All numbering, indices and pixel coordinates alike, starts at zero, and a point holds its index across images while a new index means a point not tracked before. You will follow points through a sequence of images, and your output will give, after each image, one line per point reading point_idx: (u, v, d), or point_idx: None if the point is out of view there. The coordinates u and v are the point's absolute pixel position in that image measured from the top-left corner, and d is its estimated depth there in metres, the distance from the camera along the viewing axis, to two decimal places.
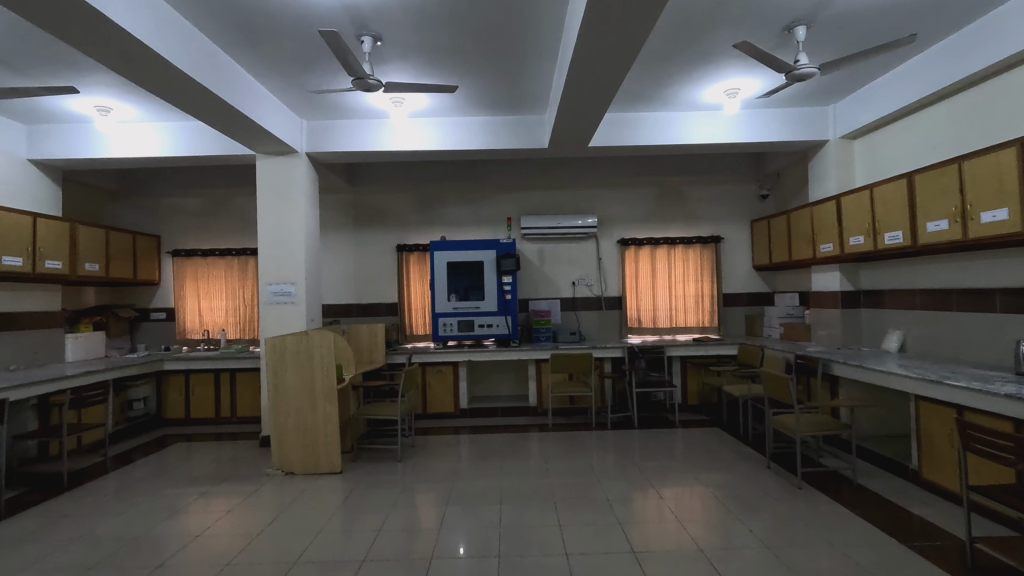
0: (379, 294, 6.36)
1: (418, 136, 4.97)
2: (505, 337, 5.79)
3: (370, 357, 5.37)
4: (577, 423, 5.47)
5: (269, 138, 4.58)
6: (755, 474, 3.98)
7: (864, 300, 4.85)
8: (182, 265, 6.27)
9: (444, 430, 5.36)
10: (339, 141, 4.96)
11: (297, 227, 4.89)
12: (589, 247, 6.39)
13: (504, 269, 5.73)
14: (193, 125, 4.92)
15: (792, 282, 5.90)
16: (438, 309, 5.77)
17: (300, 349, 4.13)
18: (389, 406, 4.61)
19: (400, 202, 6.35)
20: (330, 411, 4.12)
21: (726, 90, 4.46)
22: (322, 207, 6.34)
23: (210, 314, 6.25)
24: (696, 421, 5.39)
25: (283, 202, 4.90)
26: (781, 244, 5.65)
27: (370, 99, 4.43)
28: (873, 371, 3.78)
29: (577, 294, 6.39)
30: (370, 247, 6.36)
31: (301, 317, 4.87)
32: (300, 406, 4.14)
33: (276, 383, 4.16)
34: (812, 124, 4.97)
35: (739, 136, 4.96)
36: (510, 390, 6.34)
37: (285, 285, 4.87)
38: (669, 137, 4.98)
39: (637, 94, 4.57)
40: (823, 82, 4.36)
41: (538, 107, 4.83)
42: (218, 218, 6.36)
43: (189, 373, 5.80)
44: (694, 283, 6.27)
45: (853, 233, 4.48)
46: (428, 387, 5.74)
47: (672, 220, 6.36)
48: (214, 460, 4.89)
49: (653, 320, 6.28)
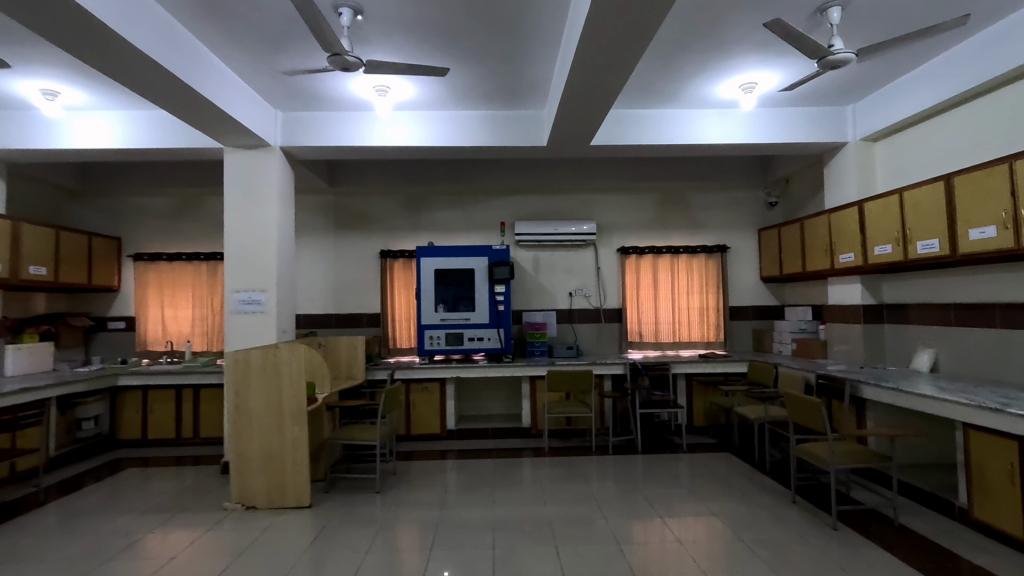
0: (360, 304, 5.87)
1: (403, 130, 4.53)
2: (497, 351, 5.32)
3: (349, 373, 4.88)
4: (575, 447, 5.01)
5: (237, 127, 4.10)
6: (778, 508, 3.55)
7: (887, 314, 4.48)
8: (144, 270, 5.75)
9: (429, 454, 4.86)
10: (317, 135, 4.51)
11: (268, 229, 4.41)
12: (587, 255, 5.98)
13: (497, 277, 5.30)
14: (154, 114, 4.46)
15: (804, 295, 5.53)
16: (424, 321, 5.31)
17: (267, 365, 3.60)
18: (369, 429, 4.13)
19: (385, 205, 5.91)
20: (299, 436, 3.59)
21: (742, 84, 4.09)
22: (301, 210, 5.88)
23: (174, 324, 5.71)
24: (705, 445, 4.95)
25: (252, 200, 4.41)
26: (793, 254, 5.29)
27: (351, 85, 4.00)
28: (911, 396, 3.39)
29: (574, 305, 5.96)
30: (352, 253, 5.88)
31: (271, 328, 4.37)
32: (264, 430, 3.60)
33: (238, 404, 3.62)
34: (830, 124, 4.61)
35: (753, 136, 4.60)
36: (502, 409, 5.87)
37: (254, 294, 4.38)
38: (677, 136, 4.60)
39: (645, 88, 4.18)
40: (847, 78, 4.00)
41: (537, 102, 4.43)
42: (185, 220, 5.86)
43: (147, 389, 5.25)
44: (699, 295, 5.88)
45: (878, 241, 4.12)
46: (412, 405, 5.25)
47: (675, 228, 5.98)
48: (169, 488, 4.34)
49: (655, 334, 5.87)
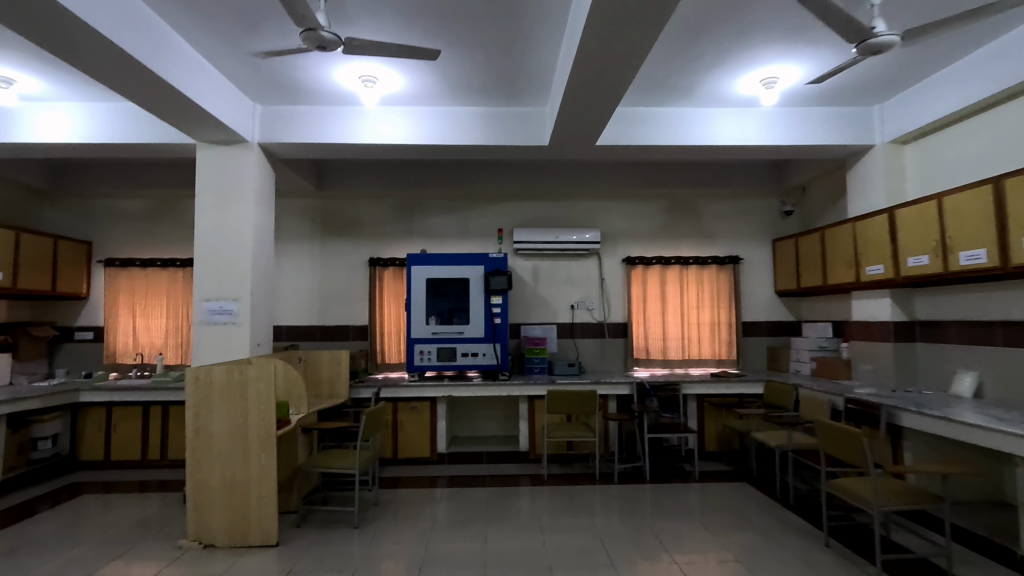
0: (347, 315, 5.48)
1: (392, 127, 4.17)
2: (492, 368, 4.92)
3: (331, 391, 4.49)
4: (578, 474, 4.58)
5: (208, 119, 3.74)
6: (808, 550, 3.13)
7: (920, 332, 4.09)
8: (116, 277, 5.35)
9: (417, 480, 4.44)
10: (299, 131, 4.14)
11: (243, 232, 4.01)
12: (591, 266, 5.60)
13: (494, 288, 4.91)
14: (121, 107, 4.10)
15: (823, 311, 5.16)
16: (414, 334, 4.90)
17: (231, 384, 3.15)
18: (348, 455, 3.71)
19: (376, 210, 5.55)
20: (266, 464, 3.13)
21: (763, 79, 3.74)
22: (286, 215, 5.51)
23: (146, 335, 5.31)
24: (719, 473, 4.52)
25: (226, 201, 4.03)
26: (813, 266, 4.92)
27: (334, 75, 3.65)
28: (961, 425, 2.99)
29: (575, 319, 5.57)
30: (339, 261, 5.50)
31: (244, 341, 3.96)
32: (226, 457, 3.14)
33: (197, 428, 3.15)
34: (855, 126, 4.26)
35: (772, 138, 4.25)
36: (497, 430, 5.46)
37: (226, 303, 3.98)
38: (690, 136, 4.24)
39: (657, 82, 3.83)
40: (879, 72, 3.66)
41: (539, 97, 4.08)
42: (161, 223, 5.48)
43: (111, 406, 4.82)
44: (710, 309, 5.49)
45: (913, 252, 3.75)
46: (400, 427, 4.82)
47: (684, 237, 5.62)
48: (125, 516, 3.90)
49: (663, 351, 5.47)
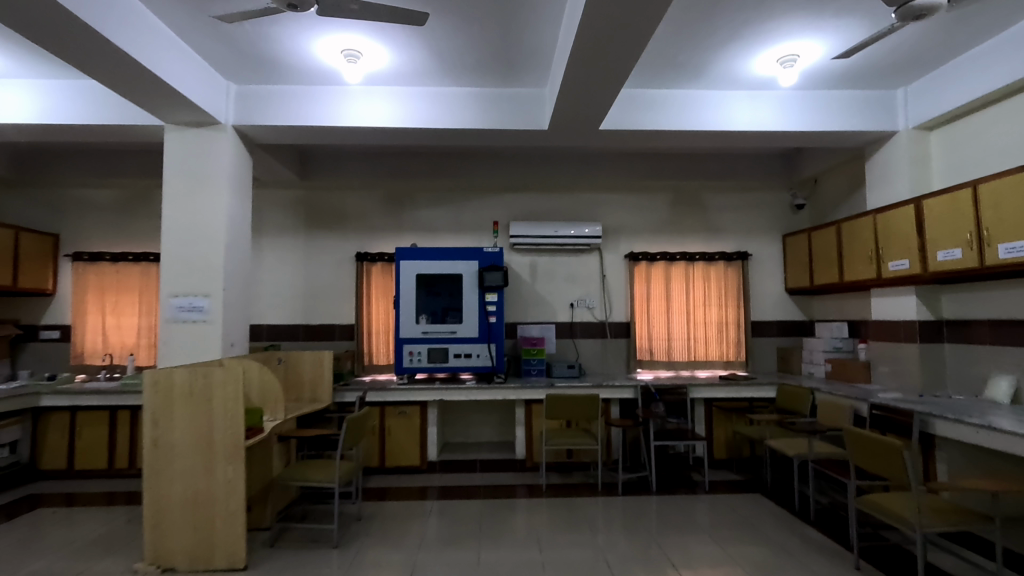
0: (333, 314, 5.15)
1: (378, 109, 3.84)
2: (487, 370, 4.60)
3: (313, 396, 4.18)
4: (578, 484, 4.26)
5: (175, 98, 3.40)
6: (836, 571, 2.83)
7: (948, 332, 3.80)
8: (84, 272, 5.01)
9: (406, 491, 4.11)
10: (277, 112, 3.80)
11: (215, 222, 3.67)
12: (591, 262, 5.29)
13: (489, 284, 4.59)
14: (85, 86, 3.77)
15: (837, 310, 4.87)
16: (403, 334, 4.57)
17: (195, 389, 2.82)
18: (327, 466, 3.38)
19: (364, 202, 5.22)
20: (233, 478, 2.80)
21: (781, 57, 3.44)
22: (268, 206, 5.18)
23: (117, 334, 4.96)
24: (729, 483, 4.22)
25: (196, 188, 3.69)
26: (828, 262, 4.62)
27: (313, 48, 3.32)
28: (1006, 436, 2.69)
29: (575, 318, 5.26)
30: (324, 256, 5.17)
31: (216, 340, 3.62)
32: (188, 469, 2.80)
33: (156, 437, 2.81)
34: (878, 110, 3.97)
35: (788, 123, 3.95)
36: (492, 436, 5.16)
37: (196, 299, 3.64)
38: (701, 120, 3.94)
39: (666, 61, 3.53)
40: (909, 49, 3.36)
41: (538, 77, 3.77)
42: (134, 216, 5.14)
43: (75, 411, 4.47)
44: (717, 308, 5.20)
45: (943, 245, 3.46)
46: (388, 433, 4.49)
47: (689, 232, 5.33)
48: (84, 530, 3.56)
49: (668, 352, 5.17)
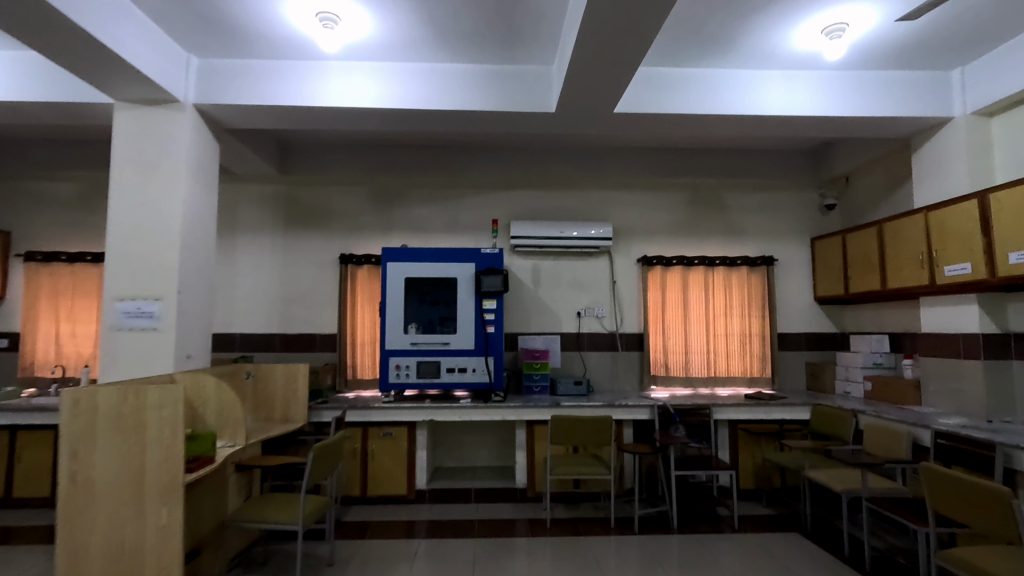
0: (313, 322, 4.64)
1: (362, 86, 3.37)
2: (484, 387, 4.08)
3: (285, 415, 3.66)
4: (588, 518, 3.72)
5: (124, 71, 2.92)
6: None
7: (1017, 347, 3.29)
8: (37, 274, 4.50)
9: (388, 526, 3.57)
10: (246, 89, 3.32)
11: (170, 214, 3.17)
12: (600, 266, 4.79)
13: (487, 290, 4.08)
14: (25, 57, 3.29)
15: (875, 321, 4.37)
16: (389, 345, 4.05)
17: (126, 412, 2.29)
18: (292, 503, 2.84)
19: (349, 199, 4.73)
20: (168, 522, 2.29)
21: (826, 26, 2.97)
22: (244, 203, 4.69)
23: (72, 344, 4.46)
24: (760, 518, 3.68)
25: (149, 175, 3.19)
26: (867, 267, 4.12)
27: (281, 8, 2.83)
28: None
29: (582, 328, 4.74)
30: (304, 257, 4.67)
31: (167, 352, 3.10)
32: (113, 511, 2.27)
33: (74, 471, 2.26)
34: (931, 94, 3.49)
35: (827, 107, 3.47)
36: (489, 460, 4.64)
37: (144, 304, 3.12)
38: (729, 104, 3.46)
39: (693, 33, 3.04)
40: (980, 15, 2.88)
41: (545, 50, 3.28)
42: (94, 212, 4.64)
43: (16, 431, 3.93)
44: (740, 319, 4.69)
45: (1017, 246, 2.96)
46: (371, 457, 3.96)
47: (708, 234, 4.84)
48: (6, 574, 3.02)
49: (685, 367, 4.65)
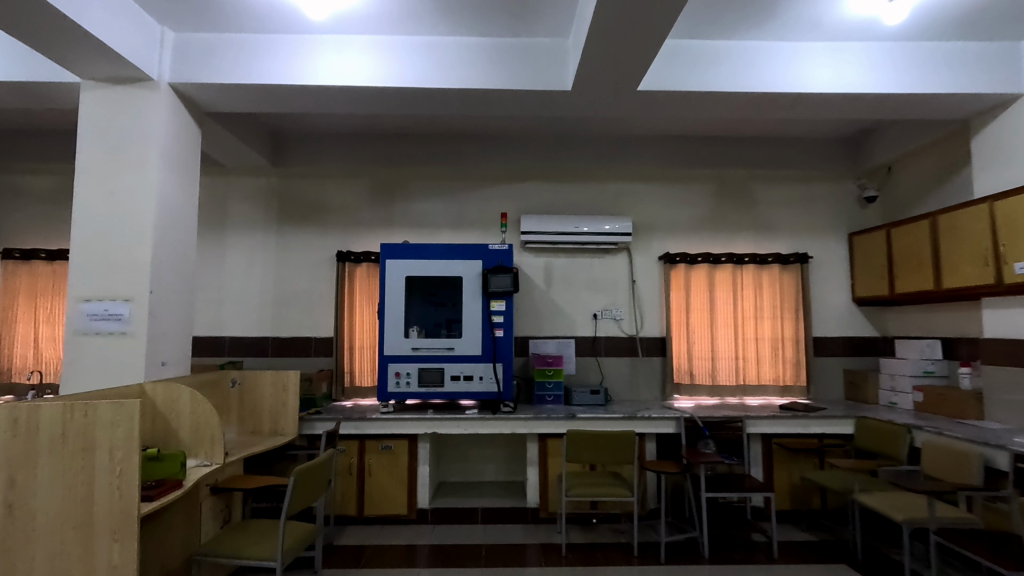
0: (308, 325, 4.31)
1: (355, 64, 3.02)
2: (491, 397, 3.72)
3: (273, 428, 3.32)
4: (607, 544, 3.35)
5: (85, 46, 2.59)
6: None
7: None
8: (13, 273, 4.20)
9: (386, 552, 3.22)
10: (226, 66, 2.99)
11: (141, 205, 2.84)
12: (618, 264, 4.41)
13: (495, 290, 3.72)
14: None
15: (925, 325, 3.95)
16: (388, 351, 3.70)
17: (73, 432, 1.95)
18: (274, 532, 2.49)
19: (347, 192, 4.40)
20: (121, 559, 1.97)
21: None
22: (235, 197, 4.37)
23: (52, 347, 4.16)
24: (801, 545, 3.29)
25: (118, 160, 2.87)
26: (917, 265, 3.71)
27: None
28: None
29: (598, 332, 4.37)
30: (299, 255, 4.34)
31: (137, 359, 2.77)
32: (56, 549, 1.93)
33: (10, 503, 1.90)
34: (996, 68, 3.08)
35: (878, 83, 3.07)
36: (497, 475, 4.29)
37: (112, 305, 2.80)
38: (767, 80, 3.07)
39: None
40: None
41: (560, 20, 2.91)
42: None
43: None
44: (771, 321, 4.29)
45: None
46: (368, 474, 3.61)
47: (736, 229, 4.44)
48: None
49: (711, 374, 4.26)
